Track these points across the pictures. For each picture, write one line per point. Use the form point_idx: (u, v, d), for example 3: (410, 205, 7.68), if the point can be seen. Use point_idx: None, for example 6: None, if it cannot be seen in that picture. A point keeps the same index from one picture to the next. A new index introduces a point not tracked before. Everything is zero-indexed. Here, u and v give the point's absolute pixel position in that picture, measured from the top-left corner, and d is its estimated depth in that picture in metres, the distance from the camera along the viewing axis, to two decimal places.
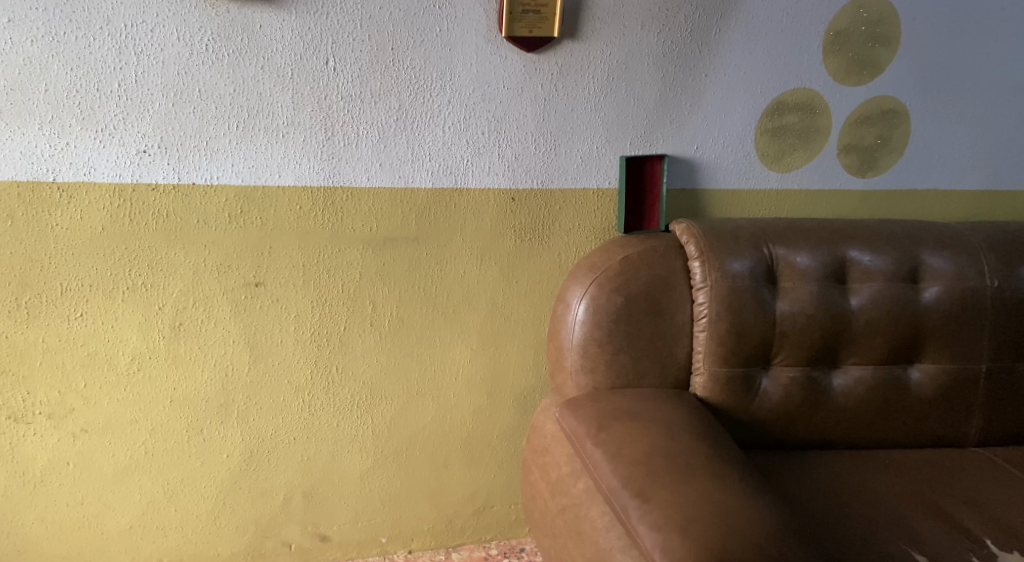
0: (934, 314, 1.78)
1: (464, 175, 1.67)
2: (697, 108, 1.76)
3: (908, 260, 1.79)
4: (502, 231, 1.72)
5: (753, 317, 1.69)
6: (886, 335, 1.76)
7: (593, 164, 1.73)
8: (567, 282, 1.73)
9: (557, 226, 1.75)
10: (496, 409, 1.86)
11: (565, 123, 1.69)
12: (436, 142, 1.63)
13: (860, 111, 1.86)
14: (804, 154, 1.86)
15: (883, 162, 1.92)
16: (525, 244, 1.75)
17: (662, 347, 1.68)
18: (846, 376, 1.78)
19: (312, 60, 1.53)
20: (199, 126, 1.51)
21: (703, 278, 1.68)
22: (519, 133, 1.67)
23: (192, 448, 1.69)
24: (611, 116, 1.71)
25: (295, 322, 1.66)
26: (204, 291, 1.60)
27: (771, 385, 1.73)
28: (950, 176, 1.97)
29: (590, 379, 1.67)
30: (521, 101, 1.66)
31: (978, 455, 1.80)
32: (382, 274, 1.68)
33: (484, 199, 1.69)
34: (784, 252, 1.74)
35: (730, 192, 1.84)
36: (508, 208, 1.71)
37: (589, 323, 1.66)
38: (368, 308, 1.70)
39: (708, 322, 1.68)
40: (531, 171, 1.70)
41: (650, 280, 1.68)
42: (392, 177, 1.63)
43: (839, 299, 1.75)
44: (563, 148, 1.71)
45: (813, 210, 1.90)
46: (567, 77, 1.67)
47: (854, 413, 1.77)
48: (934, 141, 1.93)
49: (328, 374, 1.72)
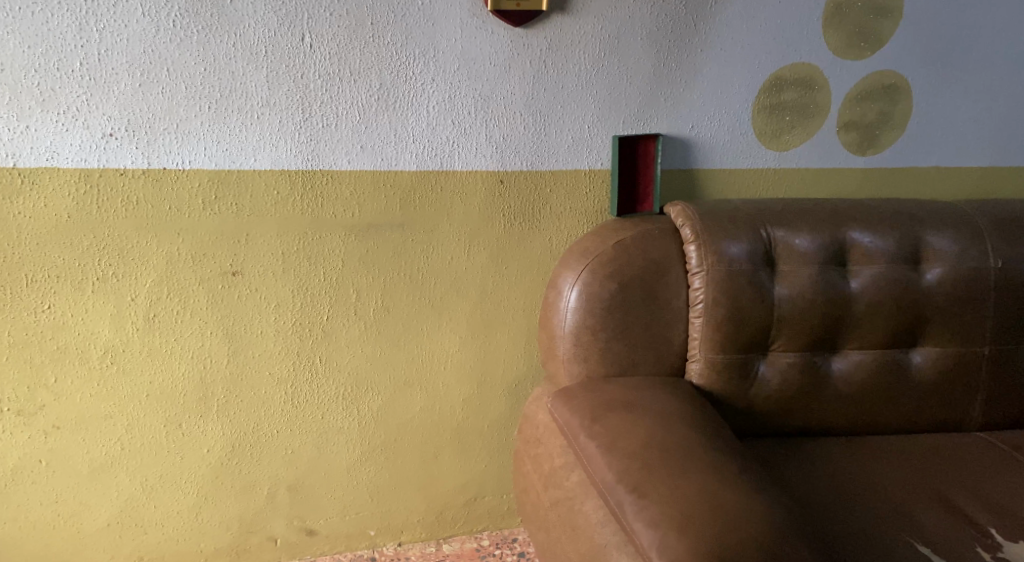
0: (936, 296, 1.74)
1: (451, 157, 1.59)
2: (693, 85, 1.69)
3: (910, 241, 1.74)
4: (490, 215, 1.65)
5: (751, 302, 1.63)
6: (887, 318, 1.71)
7: (585, 145, 1.66)
8: (559, 267, 1.67)
9: (548, 210, 1.69)
10: (487, 397, 1.81)
11: (555, 102, 1.62)
12: (420, 122, 1.55)
13: (860, 86, 1.79)
14: (803, 132, 1.80)
15: (884, 140, 1.86)
16: (515, 228, 1.68)
17: (657, 334, 1.62)
18: (846, 361, 1.73)
19: (287, 36, 1.45)
20: (169, 107, 1.43)
21: (700, 262, 1.62)
22: (508, 112, 1.60)
23: (171, 443, 1.63)
24: (603, 93, 1.64)
25: (275, 312, 1.60)
26: (179, 281, 1.52)
27: (770, 371, 1.67)
28: (952, 154, 1.92)
29: (583, 368, 1.61)
30: (509, 79, 1.58)
31: (980, 439, 1.76)
32: (365, 261, 1.61)
33: (471, 182, 1.62)
34: (783, 234, 1.68)
35: (726, 172, 1.78)
36: (497, 191, 1.64)
37: (582, 310, 1.60)
38: (351, 297, 1.63)
39: (705, 308, 1.62)
40: (520, 152, 1.63)
41: (645, 265, 1.62)
42: (374, 160, 1.55)
43: (839, 282, 1.69)
44: (553, 127, 1.63)
45: (811, 190, 1.85)
46: (557, 53, 1.59)
47: (855, 399, 1.73)
48: (935, 117, 1.88)
49: (311, 365, 1.66)
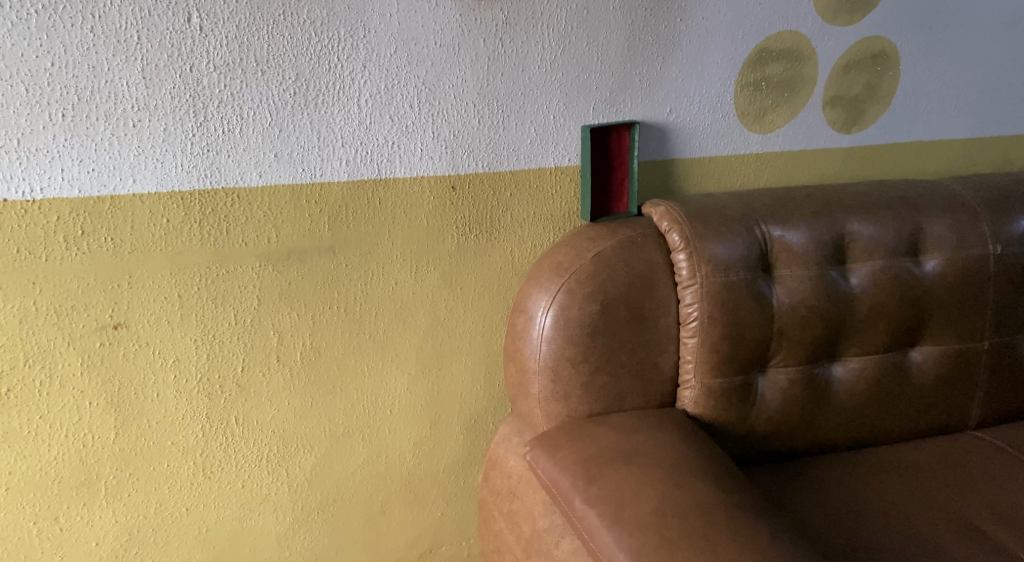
0: (936, 290, 1.57)
1: (390, 162, 1.27)
2: (672, 61, 1.43)
3: (907, 231, 1.56)
4: (440, 228, 1.36)
5: (750, 316, 1.41)
6: (888, 319, 1.54)
7: (550, 138, 1.38)
8: (527, 287, 1.40)
9: (509, 218, 1.41)
10: (442, 439, 1.52)
11: (514, 90, 1.32)
12: (349, 120, 1.22)
13: (848, 56, 1.59)
14: (787, 111, 1.58)
15: (870, 115, 1.67)
16: (470, 241, 1.39)
17: (647, 360, 1.38)
18: (846, 369, 1.54)
19: (167, 16, 1.09)
20: (4, 116, 1.05)
21: (692, 272, 1.38)
22: (458, 105, 1.29)
23: (45, 544, 1.26)
24: (571, 75, 1.36)
25: (175, 369, 1.25)
26: (42, 343, 1.16)
27: (769, 391, 1.46)
28: (936, 127, 1.75)
29: (563, 407, 1.35)
30: (458, 63, 1.27)
31: (980, 441, 1.64)
32: (287, 296, 1.28)
33: (416, 190, 1.31)
34: (779, 232, 1.47)
35: (706, 161, 1.54)
36: (448, 200, 1.34)
37: (559, 339, 1.34)
38: (273, 340, 1.30)
39: (699, 326, 1.38)
40: (473, 151, 1.33)
41: (629, 280, 1.36)
42: (293, 170, 1.21)
43: (839, 283, 1.50)
44: (513, 120, 1.34)
45: (795, 175, 1.65)
46: (514, 29, 1.29)
47: (856, 411, 1.55)
48: (922, 88, 1.69)
49: (226, 427, 1.32)
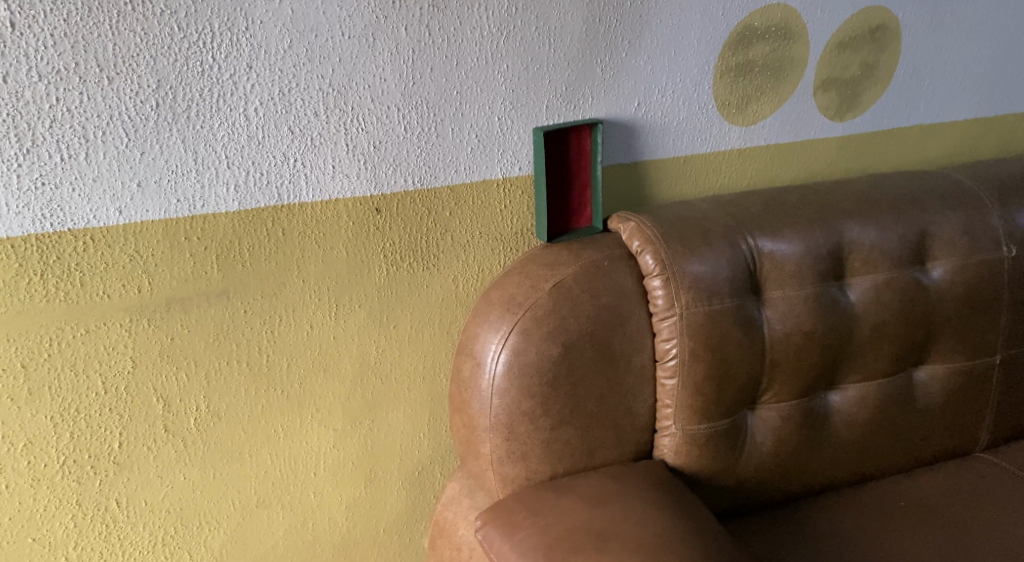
0: (945, 301, 1.37)
1: (293, 184, 1.01)
2: (639, 44, 1.19)
3: (912, 235, 1.36)
4: (363, 259, 1.11)
5: (738, 349, 1.19)
6: (893, 339, 1.34)
7: (494, 145, 1.13)
8: (474, 325, 1.16)
9: (449, 241, 1.16)
10: (381, 498, 1.26)
11: (446, 88, 1.07)
12: (234, 135, 0.96)
13: (842, 32, 1.36)
14: (774, 97, 1.35)
15: (865, 99, 1.45)
16: (402, 272, 1.15)
17: (619, 408, 1.16)
18: (845, 398, 1.34)
19: None
20: None
21: (669, 303, 1.15)
22: (375, 110, 1.03)
23: None
24: (518, 68, 1.11)
25: (28, 454, 0.99)
26: None
27: (759, 431, 1.26)
28: (938, 109, 1.54)
29: (521, 470, 1.13)
30: (372, 57, 1.01)
31: (991, 465, 1.46)
32: (171, 354, 1.02)
33: (330, 215, 1.05)
34: (769, 246, 1.24)
35: (681, 161, 1.31)
36: (371, 225, 1.09)
37: (513, 391, 1.10)
38: (157, 407, 1.04)
39: (679, 366, 1.16)
40: (399, 164, 1.08)
41: (596, 315, 1.13)
42: (164, 202, 0.95)
43: (838, 302, 1.29)
44: (447, 125, 1.09)
45: (782, 172, 1.43)
46: (442, 12, 1.03)
47: (857, 445, 1.36)
48: (923, 65, 1.48)
49: (103, 513, 1.05)
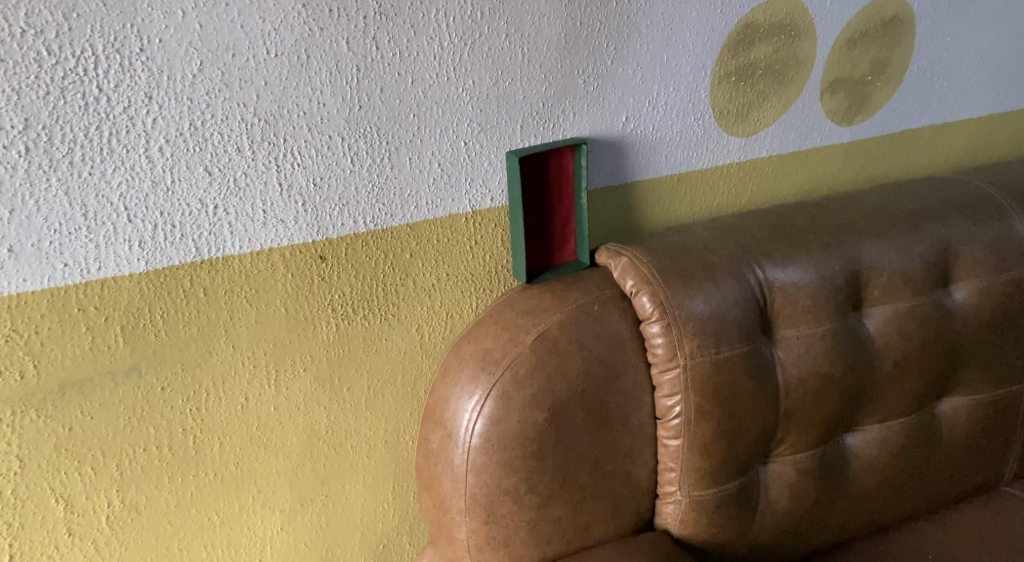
0: (969, 327, 1.23)
1: (214, 235, 0.83)
2: (627, 48, 1.01)
3: (935, 254, 1.20)
4: (306, 315, 0.92)
5: (749, 401, 1.03)
6: (915, 374, 1.19)
7: (460, 173, 0.96)
8: (443, 387, 0.98)
9: (409, 287, 0.98)
10: None
11: (399, 111, 0.89)
12: (134, 181, 0.77)
13: (852, 26, 1.20)
14: (778, 103, 1.18)
15: (876, 99, 1.29)
16: (355, 326, 0.96)
17: (616, 476, 0.99)
18: (864, 441, 1.19)
19: None
20: None
21: (672, 352, 0.99)
22: (315, 140, 0.85)
23: None
24: (486, 83, 0.93)
25: None
26: None
27: (773, 488, 1.10)
28: (951, 106, 1.38)
29: (504, 556, 0.96)
30: (306, 78, 0.82)
31: (1018, 501, 1.32)
32: (71, 447, 0.83)
33: (263, 268, 0.87)
34: (782, 277, 1.08)
35: (676, 179, 1.14)
36: (314, 275, 0.91)
37: (492, 468, 0.93)
38: (57, 510, 0.85)
39: (685, 424, 1.00)
40: (347, 203, 0.89)
41: (587, 371, 0.96)
42: (47, 268, 0.76)
43: (856, 336, 1.13)
44: (403, 153, 0.91)
45: (785, 185, 1.26)
46: (392, 20, 0.85)
47: (877, 492, 1.21)
48: (938, 59, 1.32)
49: None
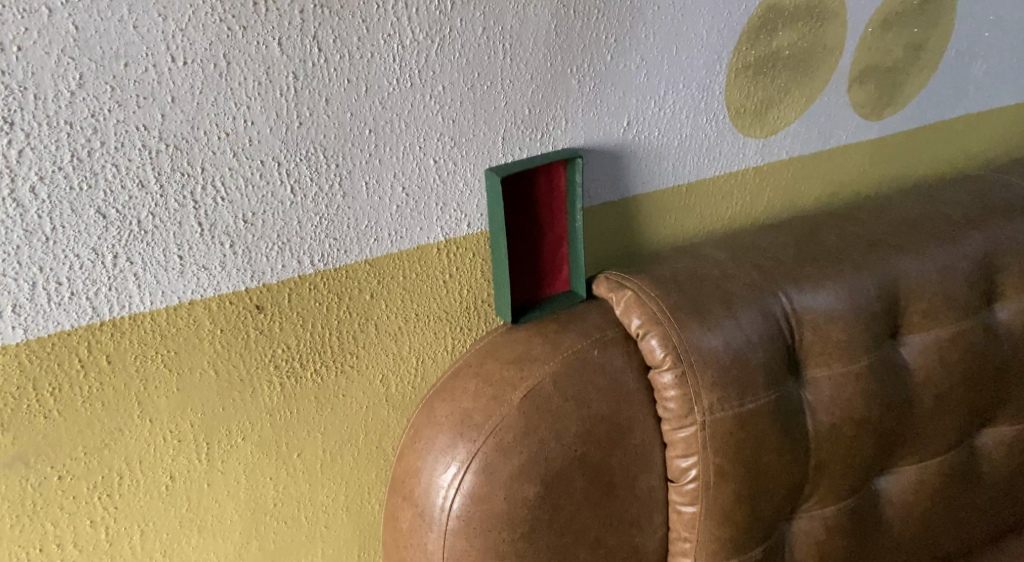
0: (1015, 349, 1.08)
1: (116, 290, 0.67)
2: (629, 39, 0.84)
3: (980, 269, 1.05)
4: (243, 376, 0.75)
5: (776, 456, 0.87)
6: (957, 407, 1.04)
7: (429, 197, 0.78)
8: (413, 453, 0.81)
9: (370, 333, 0.81)
10: None
11: (351, 127, 0.72)
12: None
13: (887, 6, 1.03)
14: (801, 98, 1.01)
15: (909, 89, 1.12)
16: (305, 383, 0.79)
17: (621, 552, 0.84)
18: (898, 484, 1.05)
19: None
20: None
21: (687, 406, 0.83)
22: (242, 167, 0.68)
23: None
24: (458, 86, 0.76)
25: None
26: None
27: (799, 548, 0.96)
28: (989, 93, 1.22)
29: None
30: (225, 91, 0.66)
31: None
32: None
33: (182, 325, 0.70)
34: (811, 307, 0.92)
35: (684, 189, 0.97)
36: (250, 330, 0.74)
37: (473, 554, 0.77)
38: None
39: (704, 489, 0.84)
40: (289, 241, 0.72)
41: (587, 432, 0.80)
42: None
43: (894, 369, 0.98)
44: (357, 178, 0.74)
45: (807, 190, 1.10)
46: (336, 14, 0.68)
47: (912, 539, 1.07)
48: (976, 42, 1.16)
49: None
